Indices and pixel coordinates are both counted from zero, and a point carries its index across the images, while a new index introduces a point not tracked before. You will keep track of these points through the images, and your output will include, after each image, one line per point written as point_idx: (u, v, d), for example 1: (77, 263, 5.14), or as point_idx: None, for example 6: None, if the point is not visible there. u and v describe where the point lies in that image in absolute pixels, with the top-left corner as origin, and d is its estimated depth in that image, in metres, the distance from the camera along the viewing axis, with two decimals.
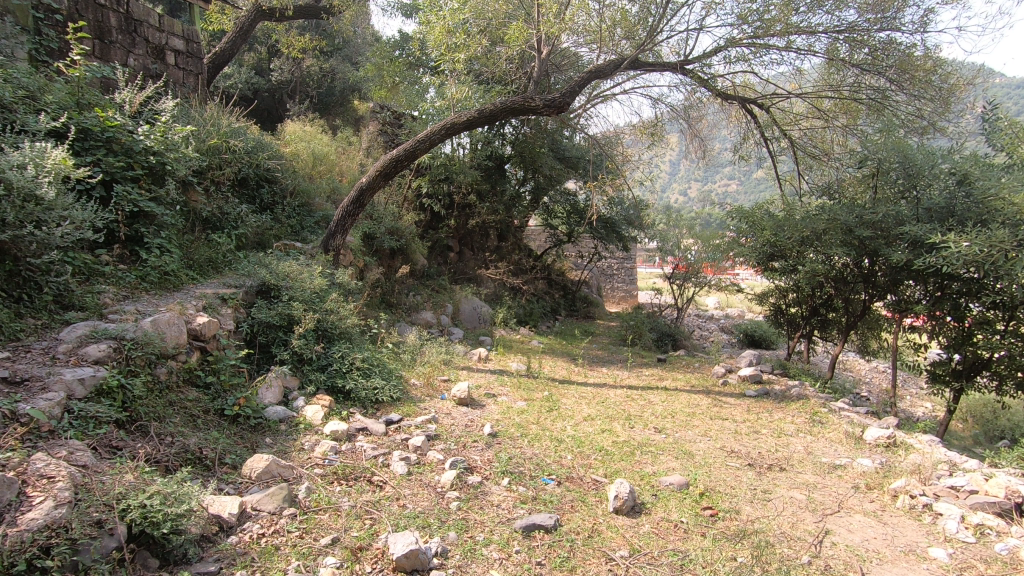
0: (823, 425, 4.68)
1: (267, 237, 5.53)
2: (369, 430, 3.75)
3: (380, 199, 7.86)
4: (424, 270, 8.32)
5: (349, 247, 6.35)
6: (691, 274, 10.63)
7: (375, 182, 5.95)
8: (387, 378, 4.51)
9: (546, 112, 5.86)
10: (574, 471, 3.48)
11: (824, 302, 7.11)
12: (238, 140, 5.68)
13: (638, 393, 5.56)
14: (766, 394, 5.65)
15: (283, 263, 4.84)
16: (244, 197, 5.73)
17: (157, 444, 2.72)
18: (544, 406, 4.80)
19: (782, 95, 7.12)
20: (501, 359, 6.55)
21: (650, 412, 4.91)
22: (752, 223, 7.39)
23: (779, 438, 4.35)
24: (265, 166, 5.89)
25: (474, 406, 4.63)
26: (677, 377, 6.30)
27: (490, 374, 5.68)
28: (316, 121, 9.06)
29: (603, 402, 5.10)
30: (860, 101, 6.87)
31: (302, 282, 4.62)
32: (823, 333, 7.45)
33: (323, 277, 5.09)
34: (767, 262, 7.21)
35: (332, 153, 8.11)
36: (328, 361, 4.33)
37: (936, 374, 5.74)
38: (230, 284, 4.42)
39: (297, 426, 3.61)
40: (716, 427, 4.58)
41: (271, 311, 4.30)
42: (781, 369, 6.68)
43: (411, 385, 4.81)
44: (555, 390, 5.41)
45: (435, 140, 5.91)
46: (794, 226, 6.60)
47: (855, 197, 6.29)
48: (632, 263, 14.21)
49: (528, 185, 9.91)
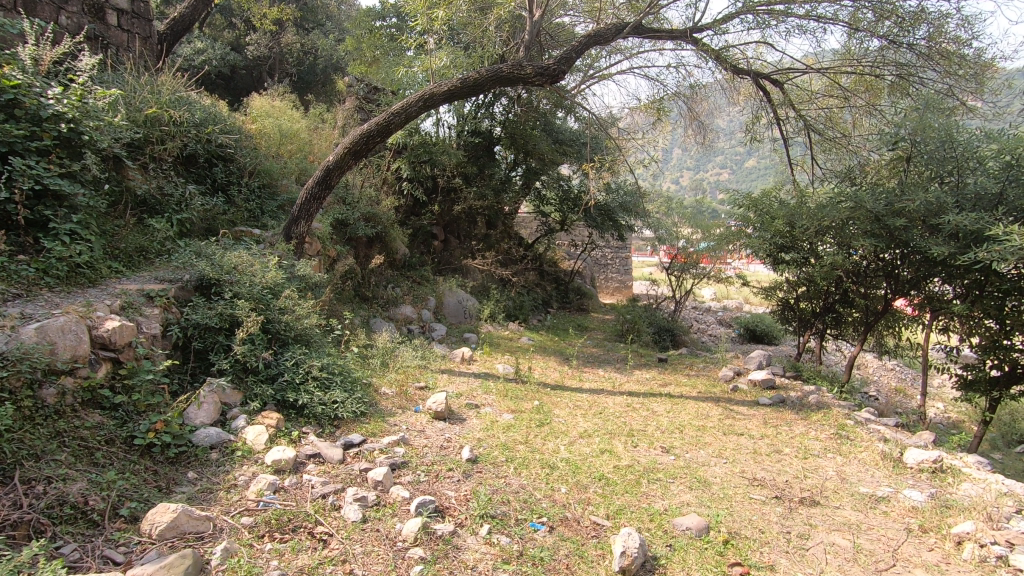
0: (853, 442, 4.09)
1: (218, 222, 4.82)
2: (322, 457, 3.11)
3: (355, 181, 7.15)
4: (404, 259, 7.63)
5: (315, 235, 5.65)
6: (690, 265, 10.10)
7: (344, 161, 5.22)
8: (351, 389, 3.87)
9: (538, 81, 5.15)
10: (570, 511, 2.86)
11: (841, 298, 6.52)
12: (184, 111, 4.93)
13: (639, 401, 4.94)
14: (782, 402, 5.05)
15: (230, 252, 4.13)
16: (192, 176, 5.00)
17: (18, 499, 2.08)
18: (533, 419, 4.17)
19: (799, 70, 6.41)
20: (487, 360, 5.92)
21: (654, 426, 4.29)
22: (762, 211, 6.83)
23: (807, 460, 3.76)
24: (217, 141, 5.16)
25: (452, 421, 4.00)
26: (680, 381, 5.67)
27: (473, 379, 5.05)
28: (287, 96, 8.27)
29: (601, 413, 4.48)
30: (882, 78, 6.23)
31: (252, 276, 3.93)
32: (838, 331, 6.88)
33: (280, 270, 4.40)
34: (778, 254, 6.67)
35: (303, 130, 7.35)
36: (278, 370, 3.67)
37: (968, 381, 5.18)
38: (163, 278, 3.72)
39: (232, 456, 2.96)
40: (732, 446, 3.98)
41: (210, 310, 3.60)
42: (795, 372, 6.07)
43: (380, 396, 4.17)
44: (547, 399, 4.78)
45: (413, 113, 5.18)
46: (811, 216, 6.10)
47: (881, 182, 5.73)
48: (628, 252, 13.62)
49: (519, 169, 9.24)
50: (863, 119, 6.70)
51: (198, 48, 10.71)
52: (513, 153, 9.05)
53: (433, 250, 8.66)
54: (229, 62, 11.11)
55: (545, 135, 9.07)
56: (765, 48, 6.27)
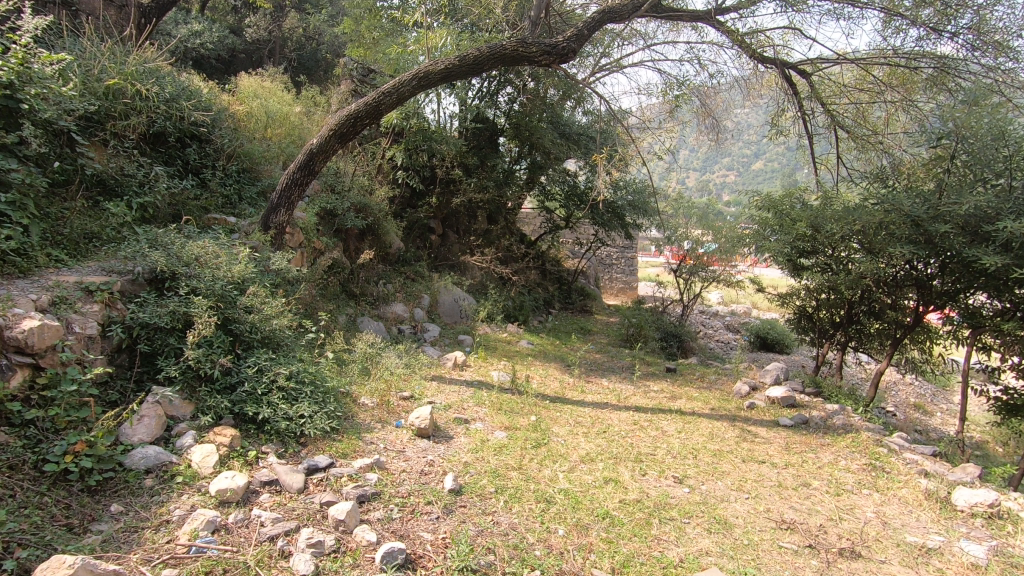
0: (890, 475, 3.62)
1: (186, 209, 4.36)
2: (279, 486, 2.65)
3: (347, 168, 6.68)
4: (398, 254, 7.17)
5: (297, 226, 5.19)
6: (698, 267, 9.70)
7: (329, 146, 4.73)
8: (321, 401, 3.41)
9: (545, 60, 4.65)
10: (568, 562, 2.39)
11: (866, 307, 6.03)
12: (153, 84, 4.46)
13: (646, 417, 4.47)
14: (805, 424, 4.57)
15: (192, 242, 3.67)
16: (160, 156, 4.54)
17: None
18: (529, 439, 3.71)
19: (829, 60, 5.92)
20: (481, 366, 5.46)
21: (664, 449, 3.82)
22: (782, 215, 6.39)
23: (839, 497, 3.29)
24: (190, 119, 4.70)
25: (437, 439, 3.54)
26: (691, 396, 5.16)
27: (465, 390, 4.59)
28: (279, 78, 7.79)
29: (604, 433, 4.01)
30: (918, 70, 5.74)
31: (214, 270, 3.47)
32: (860, 344, 6.40)
33: (251, 263, 3.94)
34: (798, 259, 6.23)
35: (294, 114, 6.87)
36: (238, 379, 3.21)
37: (1011, 405, 4.69)
38: (110, 269, 3.27)
39: (169, 484, 2.50)
40: (752, 476, 3.52)
41: (160, 307, 3.14)
42: (815, 389, 5.57)
43: (357, 407, 3.72)
44: (545, 414, 4.31)
45: (406, 93, 4.67)
46: (840, 219, 5.62)
47: (918, 184, 5.24)
48: (633, 252, 13.13)
49: (523, 163, 8.73)
50: (896, 116, 6.20)
51: (195, 30, 10.02)
52: (517, 145, 8.55)
53: (429, 245, 8.19)
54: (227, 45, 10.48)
55: (551, 128, 8.60)
56: (794, 35, 5.77)
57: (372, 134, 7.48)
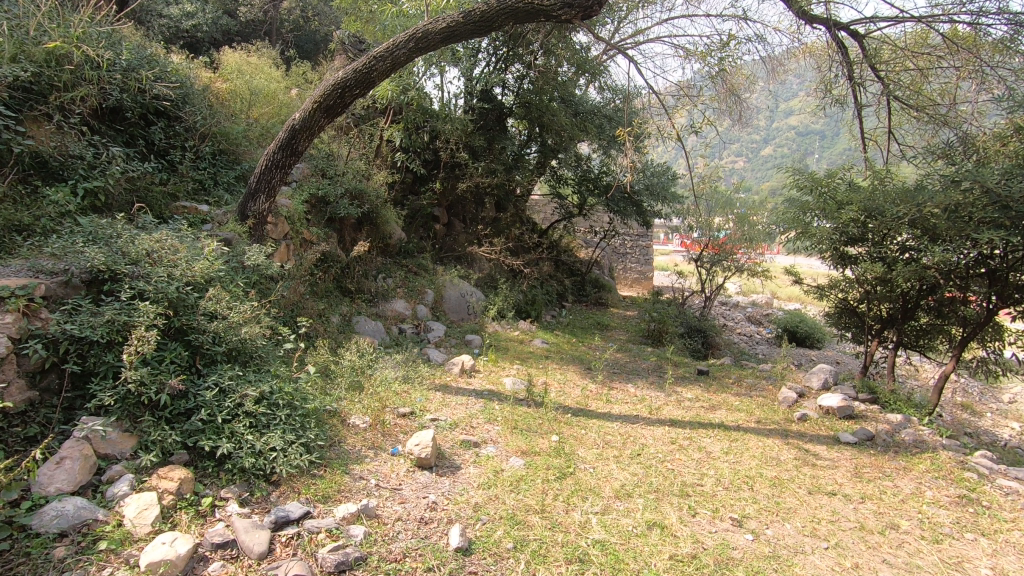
0: (993, 511, 2.98)
1: (148, 195, 3.76)
2: (238, 549, 2.04)
3: (341, 150, 6.04)
4: (398, 245, 6.55)
5: (281, 215, 4.56)
6: (723, 256, 9.01)
7: (314, 121, 4.06)
8: (299, 427, 2.80)
9: (564, 17, 3.97)
10: None
11: (921, 301, 5.37)
12: (106, 49, 3.83)
13: (684, 434, 3.86)
14: (870, 440, 3.92)
15: (143, 233, 3.05)
16: (119, 134, 3.92)
17: None
18: (551, 468, 3.09)
19: (886, 20, 5.18)
20: (492, 371, 4.85)
21: (712, 477, 3.20)
22: (825, 197, 5.76)
23: (940, 545, 2.65)
24: (153, 92, 4.08)
25: (440, 470, 2.93)
26: (732, 406, 4.52)
27: (473, 403, 3.98)
28: (267, 54, 7.14)
29: (638, 457, 3.39)
30: (989, 30, 5.02)
31: (168, 268, 2.86)
32: (913, 341, 5.74)
33: (219, 259, 3.32)
34: (845, 247, 5.63)
35: (282, 93, 6.23)
36: (195, 403, 2.60)
37: None
38: (37, 269, 2.66)
39: (88, 553, 1.91)
40: (825, 514, 2.89)
41: (94, 316, 2.53)
42: (870, 395, 4.92)
43: (346, 429, 3.14)
44: (567, 431, 3.69)
45: (402, 58, 4.01)
46: (906, 201, 5.02)
47: (990, 159, 4.68)
48: (649, 240, 12.45)
49: (533, 146, 8.05)
50: (957, 86, 5.48)
51: (187, 10, 9.18)
52: (527, 127, 7.87)
53: (433, 235, 7.57)
54: (221, 28, 9.67)
55: (564, 106, 7.91)
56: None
57: (369, 115, 6.84)
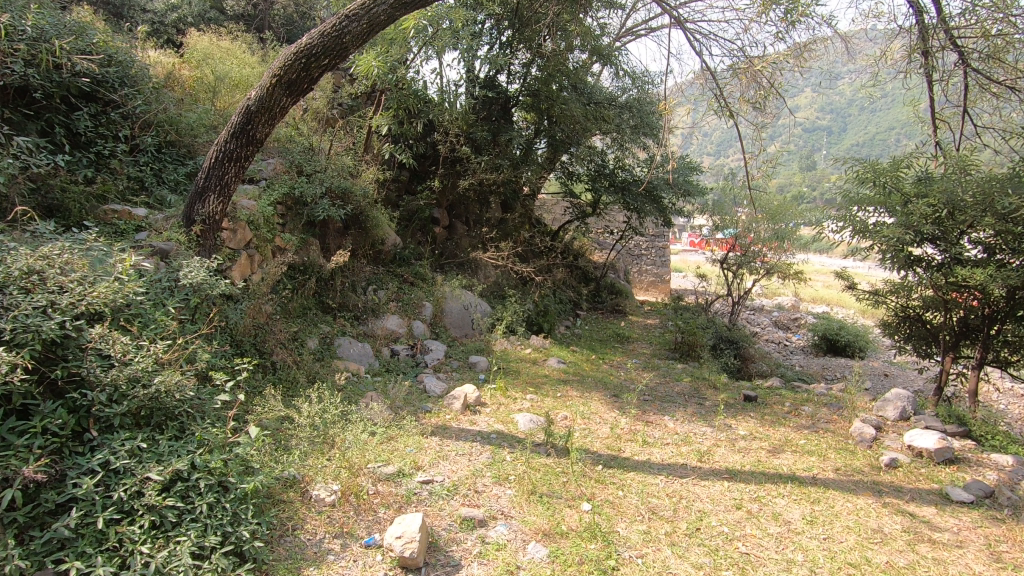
0: None
1: (60, 198, 2.98)
2: None
3: (323, 144, 5.24)
4: (391, 252, 5.75)
5: (242, 220, 3.75)
6: (750, 257, 8.20)
7: (274, 100, 3.23)
8: (230, 522, 1.95)
9: None
10: None
11: (1013, 310, 4.53)
12: (7, 15, 3.03)
13: (749, 492, 3.00)
14: (989, 497, 3.06)
15: (24, 248, 2.24)
16: (27, 122, 3.13)
17: None
18: (586, 562, 2.24)
19: None
20: (501, 405, 4.01)
21: (806, 570, 2.34)
22: (888, 188, 4.91)
23: None
24: (75, 69, 3.29)
25: (432, 572, 2.10)
26: (799, 447, 3.67)
27: (478, 454, 3.14)
28: (243, 40, 6.31)
29: (699, 535, 2.54)
30: None
31: (47, 296, 2.05)
32: (996, 356, 4.87)
33: (137, 279, 2.51)
34: (916, 247, 4.77)
35: (257, 80, 5.45)
36: (69, 495, 1.78)
37: None
38: None
39: None
40: None
41: None
42: (961, 427, 4.01)
43: (306, 509, 2.32)
44: (598, 493, 2.84)
45: (381, 18, 3.19)
46: (1006, 194, 4.26)
47: None
48: (665, 241, 11.58)
49: (543, 140, 7.22)
50: None
51: (171, 2, 7.90)
52: (535, 119, 7.05)
53: (433, 239, 6.76)
54: (211, 23, 8.18)
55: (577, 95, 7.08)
56: None
57: (357, 105, 6.07)
